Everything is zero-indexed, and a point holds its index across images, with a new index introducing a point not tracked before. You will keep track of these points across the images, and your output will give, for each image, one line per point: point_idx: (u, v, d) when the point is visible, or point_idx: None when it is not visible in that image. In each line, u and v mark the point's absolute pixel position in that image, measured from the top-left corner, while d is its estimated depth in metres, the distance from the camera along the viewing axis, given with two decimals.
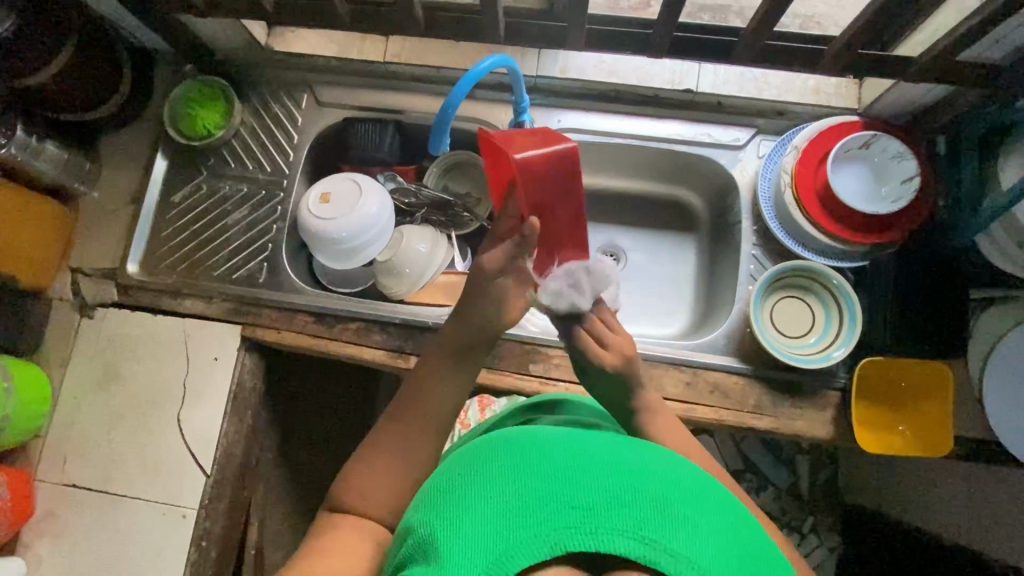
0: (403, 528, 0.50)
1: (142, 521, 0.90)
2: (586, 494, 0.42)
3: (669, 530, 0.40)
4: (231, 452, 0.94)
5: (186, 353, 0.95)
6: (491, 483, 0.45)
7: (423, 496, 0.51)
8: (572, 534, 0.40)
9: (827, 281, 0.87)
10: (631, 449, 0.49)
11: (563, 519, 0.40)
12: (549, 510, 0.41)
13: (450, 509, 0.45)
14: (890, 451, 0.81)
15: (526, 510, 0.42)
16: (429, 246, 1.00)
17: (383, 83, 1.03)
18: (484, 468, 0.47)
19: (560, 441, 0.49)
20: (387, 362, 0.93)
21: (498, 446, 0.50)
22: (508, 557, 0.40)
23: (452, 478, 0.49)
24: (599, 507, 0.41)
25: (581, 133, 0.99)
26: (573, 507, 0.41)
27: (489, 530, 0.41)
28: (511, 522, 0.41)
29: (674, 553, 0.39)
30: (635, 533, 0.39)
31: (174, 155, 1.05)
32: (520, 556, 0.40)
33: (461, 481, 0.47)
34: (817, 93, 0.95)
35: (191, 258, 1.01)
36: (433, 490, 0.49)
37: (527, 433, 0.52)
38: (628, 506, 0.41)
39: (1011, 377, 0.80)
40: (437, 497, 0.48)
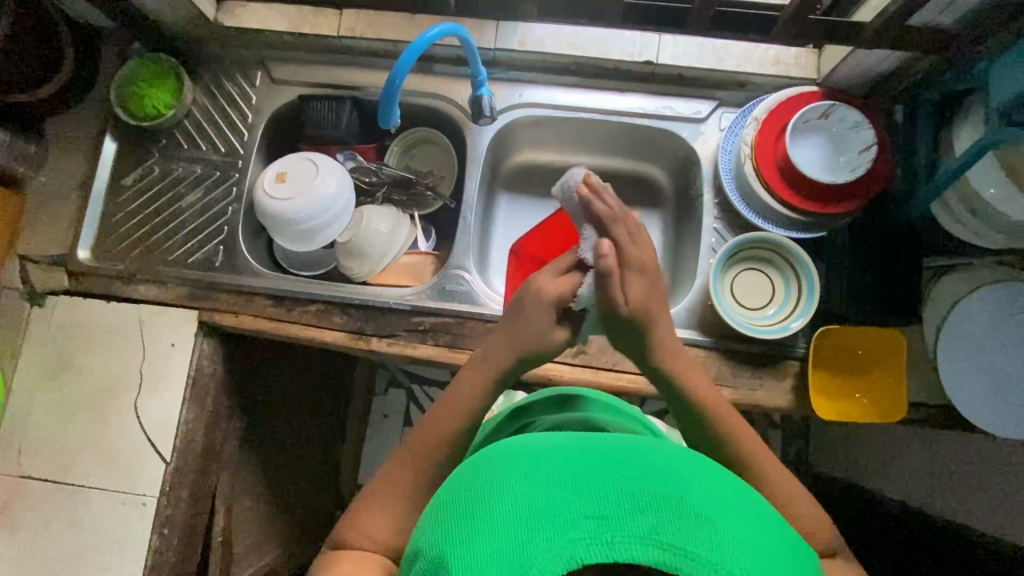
0: (412, 550, 0.48)
1: (101, 511, 0.89)
2: (598, 502, 0.42)
3: (686, 532, 0.40)
4: (192, 438, 0.92)
5: (141, 340, 0.93)
6: (497, 494, 0.44)
7: (429, 513, 0.50)
8: (588, 546, 0.39)
9: (786, 252, 0.87)
10: (636, 447, 0.49)
11: (578, 530, 0.40)
12: (562, 521, 0.41)
13: (461, 529, 0.44)
14: (847, 419, 0.82)
15: (537, 522, 0.41)
16: (391, 226, 0.99)
17: (339, 59, 1.01)
18: (487, 480, 0.46)
19: (563, 444, 0.49)
20: (347, 344, 0.91)
21: (500, 454, 0.49)
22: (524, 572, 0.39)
23: (457, 493, 0.48)
24: (612, 515, 0.41)
25: (542, 108, 0.98)
26: (585, 517, 0.41)
27: (504, 549, 0.40)
28: (524, 537, 0.41)
29: (694, 556, 0.39)
30: (653, 539, 0.40)
31: (124, 136, 1.02)
32: (538, 571, 0.39)
33: (468, 498, 0.46)
34: (777, 63, 0.92)
35: (145, 242, 0.98)
36: (440, 509, 0.48)
37: (528, 438, 0.51)
38: (642, 511, 0.41)
39: (965, 342, 0.81)
40: (444, 514, 0.47)
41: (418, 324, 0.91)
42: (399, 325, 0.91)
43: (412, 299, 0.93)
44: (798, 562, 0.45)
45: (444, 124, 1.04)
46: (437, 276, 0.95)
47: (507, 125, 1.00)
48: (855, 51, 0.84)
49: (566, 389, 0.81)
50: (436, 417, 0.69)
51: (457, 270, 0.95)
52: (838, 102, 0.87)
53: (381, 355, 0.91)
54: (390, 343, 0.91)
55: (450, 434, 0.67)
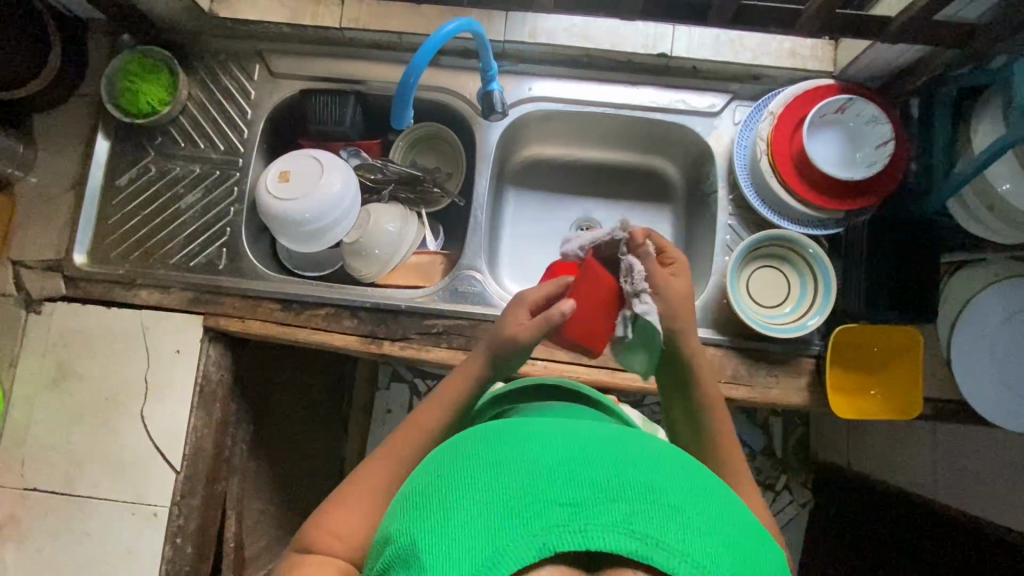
0: (380, 536, 0.47)
1: (111, 522, 0.87)
2: (573, 490, 0.41)
3: (659, 522, 0.40)
4: (201, 446, 0.91)
5: (145, 347, 0.90)
6: (472, 480, 0.44)
7: (399, 498, 0.49)
8: (560, 533, 0.39)
9: (803, 250, 0.86)
10: (617, 438, 0.48)
11: (550, 516, 0.39)
12: (535, 507, 0.40)
13: (433, 513, 0.43)
14: (862, 415, 0.83)
15: (509, 509, 0.40)
16: (399, 225, 0.96)
17: (341, 51, 0.97)
18: (463, 465, 0.46)
19: (541, 431, 0.48)
20: (358, 348, 0.89)
21: (477, 442, 0.49)
22: (494, 559, 0.38)
23: (431, 479, 0.47)
24: (587, 502, 0.40)
25: (553, 102, 0.96)
26: (559, 504, 0.40)
27: (473, 533, 0.40)
28: (495, 523, 0.40)
29: (666, 546, 0.38)
30: (626, 528, 0.39)
31: (116, 134, 0.97)
32: (508, 558, 0.38)
33: (442, 482, 0.45)
34: (793, 56, 0.91)
35: (144, 246, 0.95)
36: (411, 493, 0.48)
37: (506, 425, 0.50)
38: (617, 500, 0.41)
39: (978, 336, 0.83)
40: (417, 499, 0.46)
41: (431, 327, 0.89)
42: (412, 327, 0.89)
43: (423, 301, 0.91)
44: (771, 559, 0.44)
45: (451, 118, 1.01)
46: (448, 277, 0.94)
47: (517, 119, 0.97)
48: (873, 46, 0.82)
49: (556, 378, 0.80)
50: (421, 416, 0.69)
51: (469, 270, 0.93)
52: (854, 96, 0.86)
53: (394, 358, 0.89)
54: (402, 346, 0.90)
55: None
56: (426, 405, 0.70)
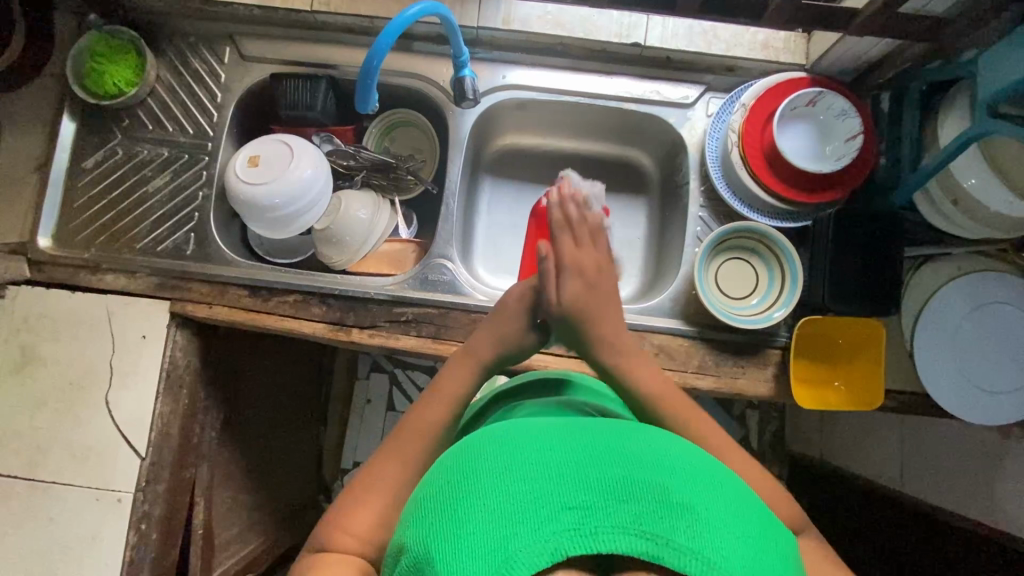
0: (395, 546, 0.48)
1: (75, 508, 0.86)
2: (582, 494, 0.42)
3: (670, 522, 0.41)
4: (168, 432, 0.90)
5: (111, 332, 0.89)
6: (482, 486, 0.44)
7: (411, 507, 0.50)
8: (573, 537, 0.40)
9: (771, 242, 0.87)
10: (623, 437, 0.49)
11: (562, 521, 0.41)
12: (545, 513, 0.41)
13: (445, 521, 0.44)
14: (823, 405, 0.83)
15: (522, 515, 0.41)
16: (370, 212, 0.95)
17: (314, 35, 0.96)
18: (471, 470, 0.47)
19: (546, 434, 0.49)
20: (327, 335, 0.88)
21: (482, 446, 0.49)
22: (508, 565, 0.39)
23: (441, 485, 0.48)
24: (597, 505, 0.41)
25: (527, 90, 0.95)
26: (569, 509, 0.41)
27: (486, 541, 0.41)
28: (508, 530, 0.41)
29: (678, 546, 0.40)
30: (637, 529, 0.40)
31: (83, 115, 0.96)
32: (522, 563, 0.39)
33: (451, 490, 0.46)
34: (766, 48, 0.91)
35: (110, 229, 0.94)
36: (422, 501, 0.48)
37: (511, 428, 0.51)
38: (625, 501, 0.42)
39: (942, 330, 0.84)
40: (426, 507, 0.47)
41: (400, 315, 0.89)
42: (381, 315, 0.89)
43: (392, 289, 0.91)
44: (782, 551, 0.45)
45: (425, 105, 1.00)
46: (419, 265, 0.93)
47: (490, 108, 0.97)
48: (844, 39, 0.82)
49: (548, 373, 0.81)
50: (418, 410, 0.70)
51: (440, 259, 0.93)
52: (825, 89, 0.86)
53: (362, 346, 0.89)
54: (371, 334, 0.89)
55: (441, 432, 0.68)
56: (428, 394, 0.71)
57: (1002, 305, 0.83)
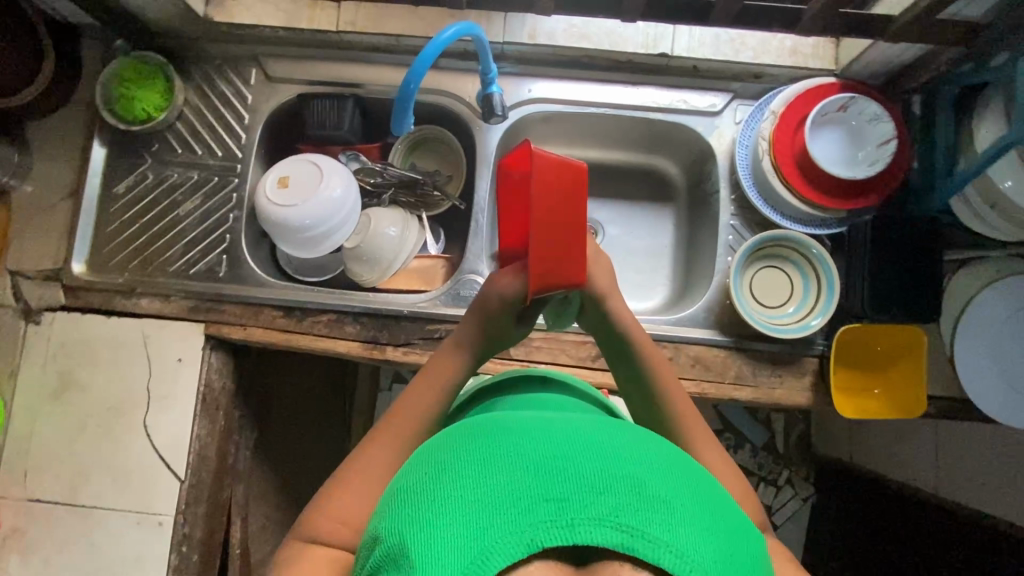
0: (369, 537, 0.47)
1: (116, 531, 0.87)
2: (558, 485, 0.41)
3: (645, 514, 0.40)
4: (206, 454, 0.91)
5: (147, 356, 0.90)
6: (457, 477, 0.43)
7: (385, 500, 0.48)
8: (547, 529, 0.39)
9: (805, 250, 0.86)
10: (602, 431, 0.48)
11: (538, 513, 0.39)
12: (522, 504, 0.40)
13: (418, 512, 0.42)
14: (864, 414, 0.82)
15: (497, 506, 0.40)
16: (399, 229, 0.95)
17: (339, 54, 0.96)
18: (449, 462, 0.45)
19: (524, 426, 0.48)
20: (361, 354, 0.88)
21: (461, 438, 0.48)
22: (480, 556, 0.38)
23: (416, 474, 0.47)
24: (573, 496, 0.40)
25: (553, 103, 0.95)
26: (546, 500, 0.40)
27: (460, 533, 0.40)
28: (484, 521, 0.40)
29: (653, 539, 0.38)
30: (613, 521, 0.39)
31: (113, 140, 0.97)
32: (494, 555, 0.38)
33: (425, 483, 0.45)
34: (794, 54, 0.91)
35: (143, 253, 0.94)
36: (396, 493, 0.47)
37: (490, 421, 0.50)
38: (602, 493, 0.40)
39: (981, 337, 0.83)
40: (402, 497, 0.46)
41: (433, 332, 0.89)
42: (414, 333, 0.89)
43: (426, 306, 0.91)
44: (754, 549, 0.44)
45: (450, 121, 1.00)
46: (451, 280, 0.93)
47: (517, 122, 0.97)
48: (875, 44, 0.82)
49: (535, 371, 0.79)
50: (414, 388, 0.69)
51: (471, 275, 0.93)
52: (856, 94, 0.85)
53: (396, 364, 0.89)
54: (405, 351, 0.89)
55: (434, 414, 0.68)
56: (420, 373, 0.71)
57: None
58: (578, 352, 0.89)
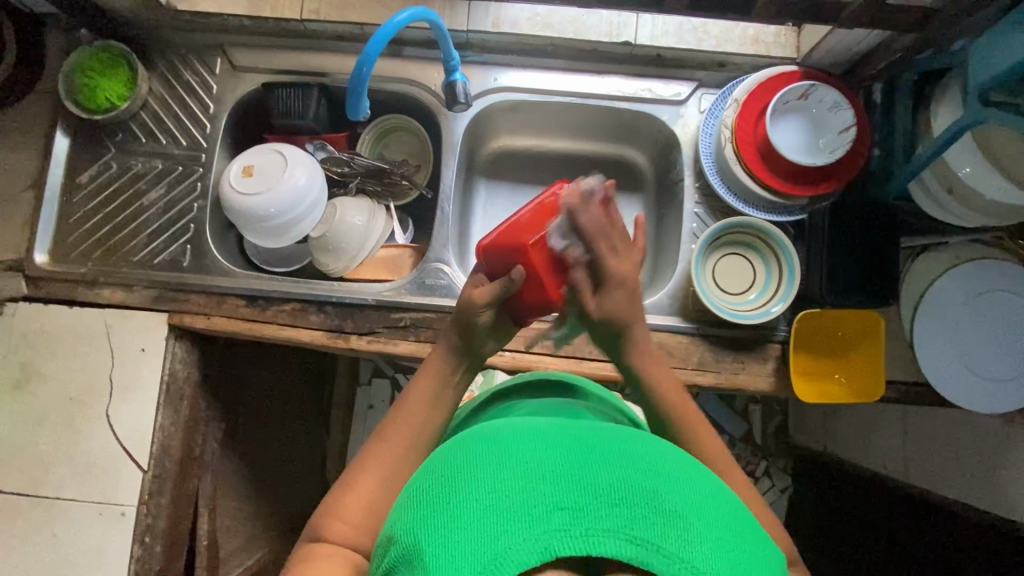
0: (384, 537, 0.48)
1: (77, 523, 0.86)
2: (574, 495, 0.42)
3: (661, 528, 0.40)
4: (169, 445, 0.90)
5: (110, 346, 0.89)
6: (472, 481, 0.44)
7: (401, 502, 0.49)
8: (561, 537, 0.39)
9: (766, 237, 0.86)
10: (619, 441, 0.49)
11: (552, 520, 0.40)
12: (537, 511, 0.41)
13: (434, 517, 0.43)
14: (824, 399, 0.83)
15: (512, 511, 0.41)
16: (366, 218, 0.96)
17: (304, 43, 0.96)
18: (466, 466, 0.46)
19: (541, 433, 0.49)
20: (325, 343, 0.88)
21: (476, 442, 0.49)
22: (495, 562, 0.39)
23: (432, 478, 0.48)
24: (588, 507, 0.41)
25: (518, 92, 0.95)
26: (561, 509, 0.41)
27: (474, 537, 0.40)
28: (499, 527, 0.41)
29: (668, 553, 0.39)
30: (628, 533, 0.40)
31: (76, 130, 0.96)
32: (509, 561, 0.39)
33: (442, 487, 0.46)
34: (756, 43, 0.91)
35: (106, 243, 0.94)
36: (412, 495, 0.48)
37: (508, 427, 0.51)
38: (617, 505, 0.41)
39: (940, 322, 0.84)
40: (417, 500, 0.47)
41: (398, 320, 0.89)
42: (379, 321, 0.89)
43: (390, 295, 0.90)
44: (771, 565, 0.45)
45: (417, 110, 1.00)
46: (416, 269, 0.93)
47: (482, 111, 0.97)
48: (833, 31, 0.82)
49: (528, 373, 0.81)
50: (405, 405, 0.70)
51: (437, 264, 0.92)
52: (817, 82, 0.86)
53: (361, 352, 0.89)
54: (369, 340, 0.89)
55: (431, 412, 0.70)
56: (410, 390, 0.71)
57: (1002, 292, 0.83)
58: (542, 340, 0.89)
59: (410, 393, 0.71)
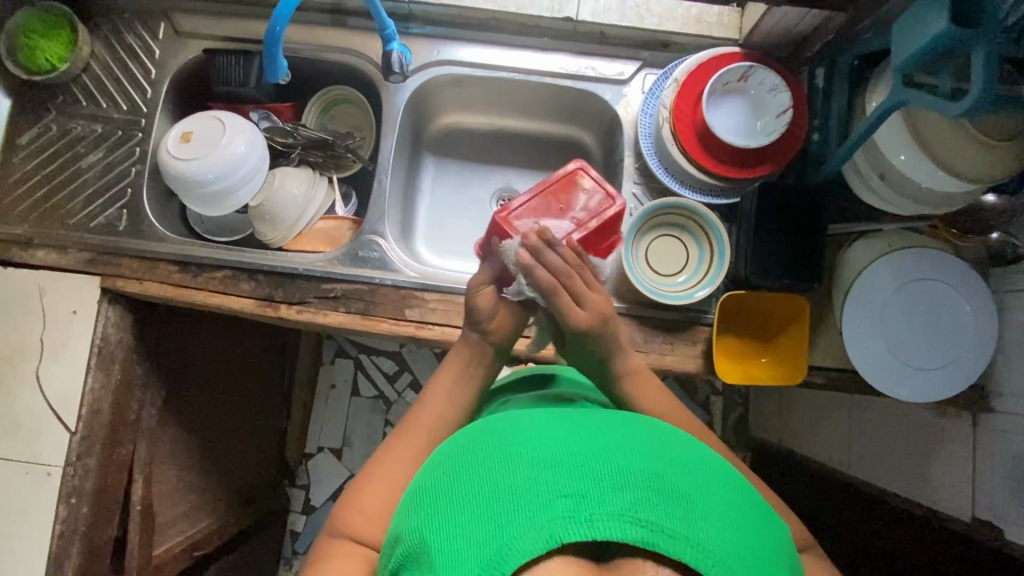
0: (394, 537, 0.51)
1: (5, 481, 0.87)
2: (577, 483, 0.44)
3: (663, 511, 0.43)
4: (99, 408, 0.90)
5: (41, 307, 0.89)
6: (480, 476, 0.47)
7: (409, 502, 0.52)
8: (567, 525, 0.42)
9: (699, 218, 0.86)
10: (616, 430, 0.51)
11: (558, 509, 0.43)
12: (541, 501, 0.43)
13: (442, 515, 0.46)
14: (750, 381, 0.82)
15: (520, 504, 0.44)
16: (305, 188, 0.96)
17: (248, 10, 0.96)
18: (472, 463, 0.49)
19: (543, 428, 0.52)
20: (255, 311, 0.88)
21: (481, 440, 0.52)
22: (504, 552, 0.41)
23: (440, 476, 0.50)
24: (591, 493, 0.43)
25: (461, 67, 0.94)
26: (564, 497, 0.43)
27: (483, 531, 0.43)
28: (506, 519, 0.43)
29: (673, 534, 0.41)
30: (632, 517, 0.42)
31: (17, 91, 0.95)
32: (517, 550, 0.41)
33: (450, 484, 0.48)
34: (700, 23, 0.90)
35: (44, 206, 0.93)
36: (419, 495, 0.51)
37: (510, 422, 0.53)
38: (619, 490, 0.44)
39: (869, 309, 0.83)
40: (425, 499, 0.49)
41: (329, 291, 0.88)
42: (310, 291, 0.88)
43: (323, 265, 0.90)
44: (773, 542, 0.47)
45: (361, 81, 0.99)
46: (352, 241, 0.92)
47: (425, 85, 0.96)
48: (771, 12, 0.82)
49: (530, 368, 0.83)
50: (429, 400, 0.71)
51: (372, 235, 0.92)
52: (756, 64, 0.86)
53: (290, 322, 0.88)
54: (300, 310, 0.89)
55: (454, 404, 0.71)
56: (435, 384, 0.73)
57: (933, 281, 0.82)
58: None
59: (432, 388, 0.72)
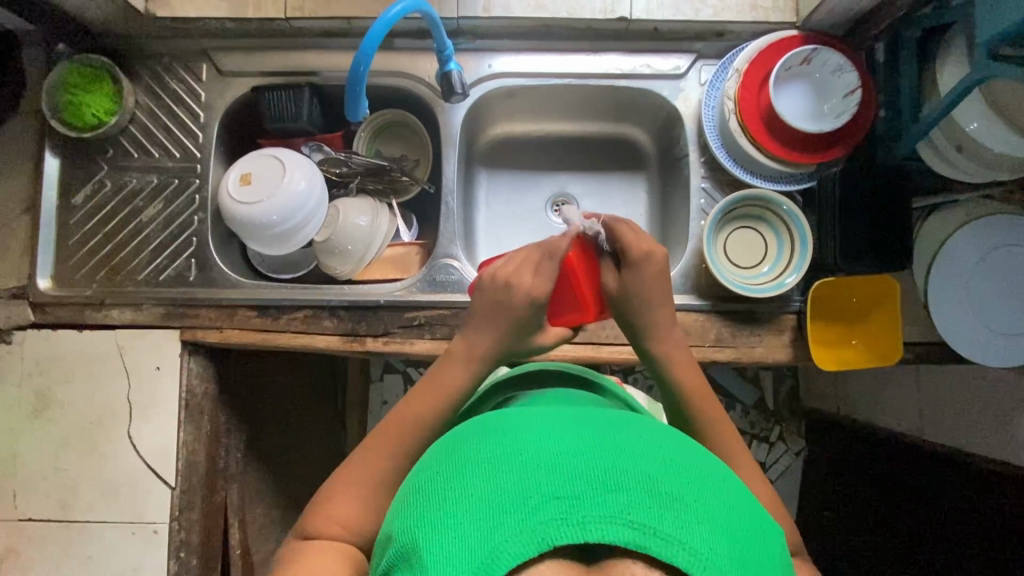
0: (382, 538, 0.45)
1: (110, 544, 0.87)
2: (569, 482, 0.38)
3: (659, 512, 0.37)
4: (195, 460, 0.90)
5: (124, 367, 0.88)
6: (467, 475, 0.41)
7: (397, 502, 0.46)
8: (557, 527, 0.36)
9: (776, 208, 0.86)
10: (611, 426, 0.45)
11: (548, 511, 0.37)
12: (533, 501, 0.38)
13: (428, 516, 0.40)
14: (845, 366, 0.84)
15: (506, 505, 0.38)
16: (370, 217, 0.94)
17: (290, 42, 0.94)
18: (462, 458, 0.43)
19: (535, 420, 0.45)
20: (341, 347, 0.88)
21: (471, 433, 0.46)
22: (489, 561, 0.36)
23: (428, 470, 0.45)
24: (585, 494, 0.38)
25: (514, 77, 0.93)
26: (556, 497, 0.38)
27: (468, 538, 0.37)
28: (491, 522, 0.38)
29: (666, 536, 0.36)
30: (625, 519, 0.36)
31: (65, 149, 0.93)
32: (506, 554, 0.36)
33: (436, 483, 0.42)
34: (755, 9, 0.89)
35: (109, 263, 0.92)
36: (407, 494, 0.45)
37: (499, 417, 0.47)
38: (612, 490, 0.38)
39: (953, 279, 0.83)
40: (412, 497, 0.44)
41: (412, 319, 0.88)
42: (393, 322, 0.88)
43: (402, 294, 0.90)
44: (775, 543, 0.41)
45: (412, 102, 0.98)
46: (425, 266, 0.92)
47: (480, 99, 0.95)
48: None
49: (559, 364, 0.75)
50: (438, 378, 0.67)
51: (446, 259, 0.92)
52: (818, 45, 0.85)
53: (377, 353, 0.88)
54: (385, 341, 0.89)
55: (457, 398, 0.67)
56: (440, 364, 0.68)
57: (1011, 247, 0.83)
58: None
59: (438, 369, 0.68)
